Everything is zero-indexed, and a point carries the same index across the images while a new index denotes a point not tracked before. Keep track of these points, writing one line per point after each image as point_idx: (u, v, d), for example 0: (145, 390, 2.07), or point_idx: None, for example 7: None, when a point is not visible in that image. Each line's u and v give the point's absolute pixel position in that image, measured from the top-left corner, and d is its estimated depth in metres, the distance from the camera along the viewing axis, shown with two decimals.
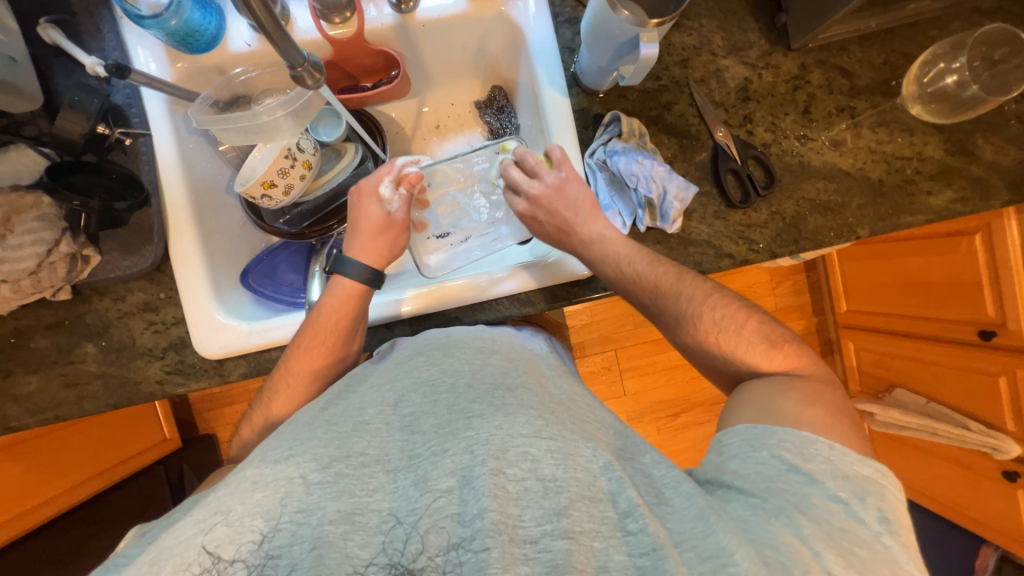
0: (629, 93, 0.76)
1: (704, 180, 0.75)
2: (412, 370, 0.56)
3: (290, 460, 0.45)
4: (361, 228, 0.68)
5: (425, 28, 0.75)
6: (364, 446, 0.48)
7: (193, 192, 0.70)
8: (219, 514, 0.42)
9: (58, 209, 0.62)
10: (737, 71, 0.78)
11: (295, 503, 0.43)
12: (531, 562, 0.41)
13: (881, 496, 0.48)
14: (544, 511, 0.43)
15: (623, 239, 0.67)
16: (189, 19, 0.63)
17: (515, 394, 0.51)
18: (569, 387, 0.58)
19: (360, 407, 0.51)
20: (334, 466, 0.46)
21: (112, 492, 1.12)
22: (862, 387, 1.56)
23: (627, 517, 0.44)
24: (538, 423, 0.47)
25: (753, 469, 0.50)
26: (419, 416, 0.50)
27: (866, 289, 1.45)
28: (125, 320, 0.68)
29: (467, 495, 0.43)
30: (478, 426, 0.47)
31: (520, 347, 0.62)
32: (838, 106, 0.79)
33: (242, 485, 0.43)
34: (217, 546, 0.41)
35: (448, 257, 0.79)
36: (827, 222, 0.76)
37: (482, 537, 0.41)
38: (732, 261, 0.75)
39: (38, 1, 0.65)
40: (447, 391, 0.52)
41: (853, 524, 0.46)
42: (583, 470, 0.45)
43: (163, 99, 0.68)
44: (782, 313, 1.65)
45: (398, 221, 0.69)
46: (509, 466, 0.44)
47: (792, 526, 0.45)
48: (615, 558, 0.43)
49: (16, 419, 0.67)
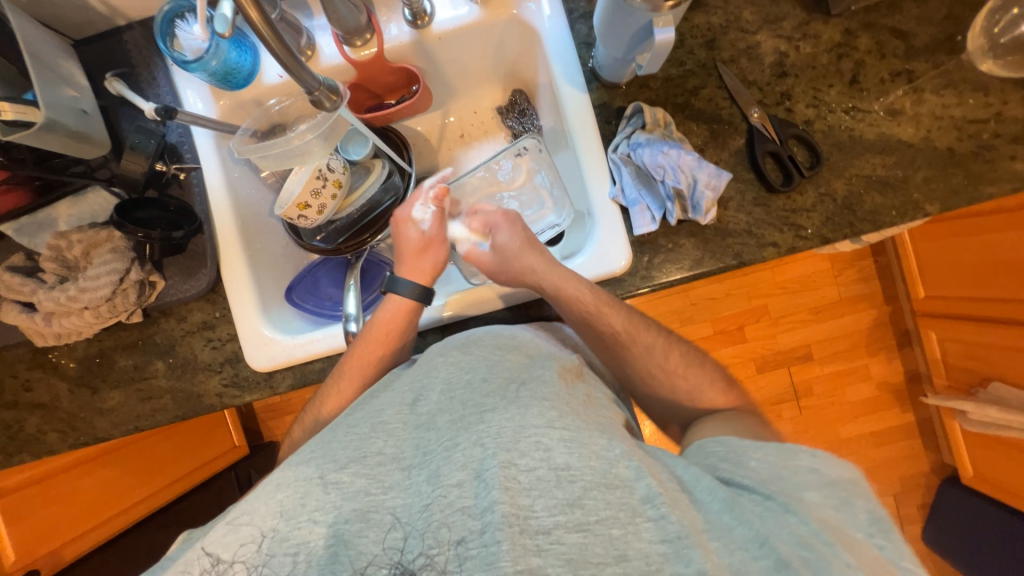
0: (652, 83, 0.73)
1: (740, 166, 0.71)
2: (432, 370, 0.56)
3: (310, 461, 0.47)
4: (404, 251, 0.72)
5: (442, 41, 0.76)
6: (381, 446, 0.49)
7: (240, 218, 0.76)
8: (246, 516, 0.44)
9: (127, 241, 0.69)
10: (771, 46, 0.73)
11: (314, 501, 0.45)
12: (544, 553, 0.41)
13: (868, 498, 0.45)
14: (556, 501, 0.43)
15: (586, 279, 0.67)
16: (227, 59, 0.69)
17: (529, 388, 0.51)
18: (584, 388, 0.56)
19: (380, 410, 0.52)
20: (351, 467, 0.47)
21: (191, 497, 1.23)
22: (949, 381, 1.38)
23: (647, 502, 0.43)
24: (551, 414, 0.48)
25: (778, 472, 0.47)
26: (436, 414, 0.51)
27: (949, 271, 1.29)
28: (188, 338, 0.75)
29: (479, 488, 0.43)
30: (490, 419, 0.47)
31: (545, 345, 0.61)
32: (892, 72, 0.71)
33: (267, 488, 0.46)
34: (241, 546, 0.43)
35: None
36: (887, 199, 0.69)
37: (493, 530, 0.41)
38: (777, 250, 0.69)
39: (109, 59, 0.73)
40: (463, 388, 0.53)
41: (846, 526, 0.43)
42: (597, 457, 0.45)
43: (212, 135, 0.75)
44: (848, 303, 1.51)
45: (434, 238, 0.72)
46: (520, 457, 0.44)
47: (802, 524, 0.42)
48: (634, 545, 0.41)
49: (104, 430, 0.75)
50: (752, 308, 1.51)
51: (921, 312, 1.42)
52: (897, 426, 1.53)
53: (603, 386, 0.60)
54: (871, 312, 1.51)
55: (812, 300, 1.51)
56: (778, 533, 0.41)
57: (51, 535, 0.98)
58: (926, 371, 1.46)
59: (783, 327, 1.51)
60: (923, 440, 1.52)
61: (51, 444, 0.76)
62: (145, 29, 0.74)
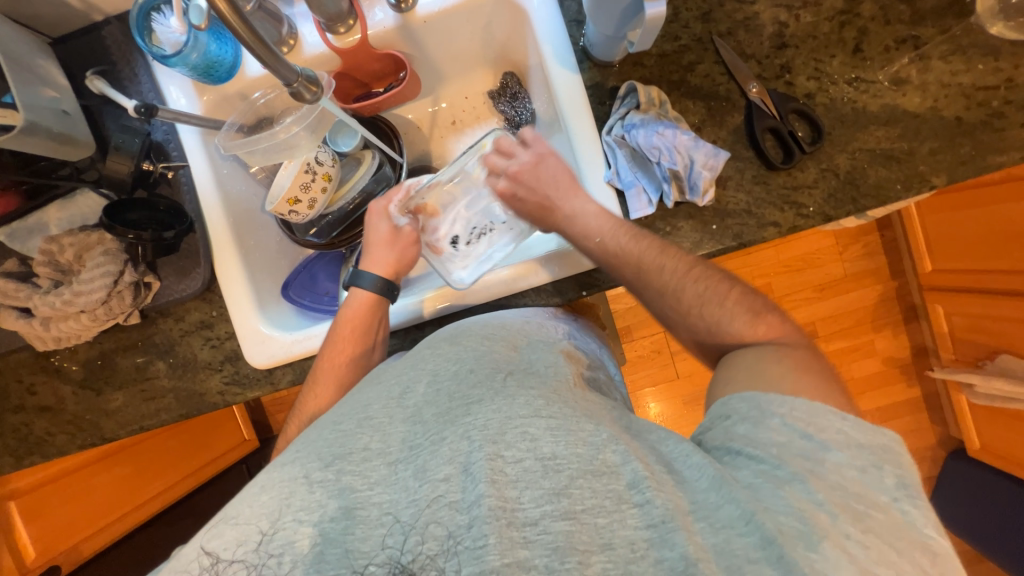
0: (646, 60, 0.70)
1: (739, 144, 0.68)
2: (420, 362, 0.56)
3: (296, 461, 0.48)
4: (374, 242, 0.72)
5: (427, 24, 0.74)
6: (367, 442, 0.49)
7: (231, 215, 0.75)
8: (229, 518, 0.44)
9: (119, 243, 0.69)
10: (771, 16, 0.70)
11: (299, 501, 0.45)
12: (532, 545, 0.41)
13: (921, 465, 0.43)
14: (543, 491, 0.43)
15: (606, 214, 0.65)
16: (207, 52, 0.67)
17: (516, 378, 0.51)
18: (573, 367, 0.57)
19: (365, 405, 0.52)
20: (336, 464, 0.47)
21: (204, 490, 1.25)
22: (956, 355, 1.37)
23: (633, 488, 0.43)
24: (537, 404, 0.47)
25: (756, 435, 0.46)
26: (423, 406, 0.51)
27: (956, 243, 1.27)
28: (187, 339, 0.75)
29: (467, 482, 0.43)
30: (477, 411, 0.47)
31: (530, 330, 0.62)
32: (898, 38, 0.68)
33: (253, 490, 0.46)
34: (218, 548, 0.43)
35: (480, 266, 0.72)
36: (892, 173, 0.66)
37: (480, 524, 0.41)
38: (778, 230, 0.68)
39: (89, 58, 0.72)
40: (449, 379, 0.53)
41: (880, 490, 0.42)
42: (584, 444, 0.45)
43: (198, 131, 0.73)
44: (854, 279, 1.48)
45: (406, 234, 0.73)
46: (506, 449, 0.44)
47: (805, 492, 0.42)
48: (620, 534, 0.41)
49: (111, 431, 0.76)
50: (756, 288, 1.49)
51: (927, 287, 1.40)
52: (904, 401, 1.52)
53: (589, 366, 0.61)
54: (877, 287, 1.49)
55: (816, 277, 1.48)
56: (774, 506, 0.41)
57: (71, 531, 1.02)
58: (932, 345, 1.45)
59: (787, 306, 1.49)
60: (928, 414, 1.52)
61: (60, 446, 0.77)
62: (122, 23, 0.72)
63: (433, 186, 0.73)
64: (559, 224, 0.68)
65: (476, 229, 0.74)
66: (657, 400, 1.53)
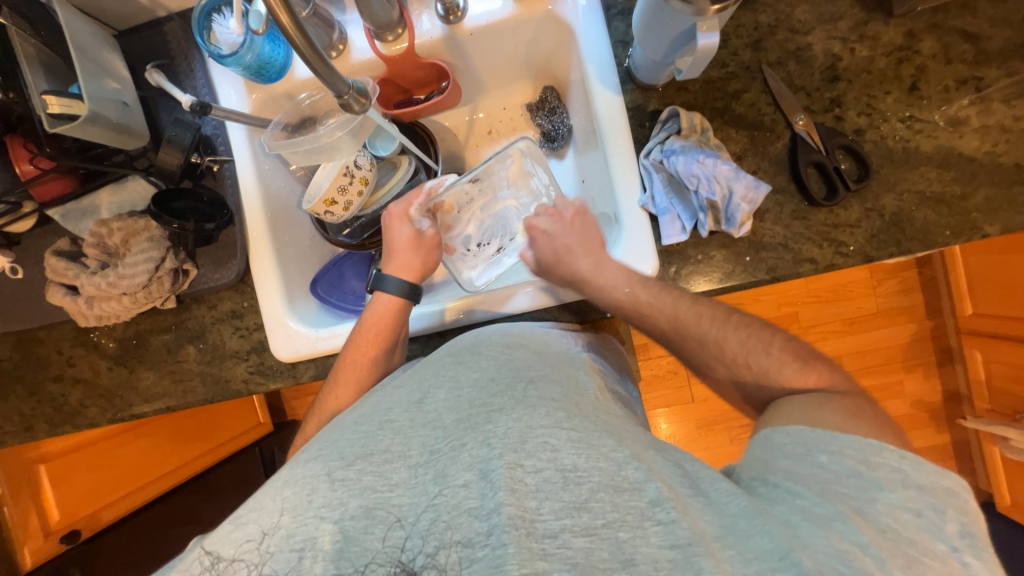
0: (691, 85, 0.69)
1: (780, 176, 0.67)
2: (440, 369, 0.57)
3: (317, 459, 0.49)
4: (397, 246, 0.73)
5: (473, 37, 0.75)
6: (388, 444, 0.49)
7: (270, 211, 0.77)
8: (253, 511, 0.46)
9: (163, 231, 0.72)
10: (824, 47, 0.68)
11: (320, 498, 0.46)
12: (550, 557, 0.40)
13: (942, 504, 0.42)
14: (563, 504, 0.43)
15: (627, 273, 0.65)
16: (261, 53, 0.69)
17: (538, 387, 0.51)
18: (595, 381, 0.56)
19: (387, 407, 0.53)
20: (357, 464, 0.48)
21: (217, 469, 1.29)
22: (992, 406, 1.31)
23: (657, 506, 0.42)
24: (558, 415, 0.47)
25: (794, 471, 0.45)
26: (443, 411, 0.51)
27: (1001, 287, 1.21)
28: (218, 326, 0.77)
29: (485, 488, 0.43)
30: (497, 420, 0.47)
31: (548, 342, 0.61)
32: (959, 78, 0.65)
33: (276, 484, 0.47)
34: (216, 548, 0.44)
35: (491, 268, 0.78)
36: (941, 217, 0.64)
37: (500, 532, 0.41)
38: (814, 267, 0.66)
39: (150, 51, 0.75)
40: (470, 388, 0.53)
41: (925, 538, 0.40)
42: (606, 460, 0.45)
43: (244, 128, 0.76)
44: (887, 317, 1.43)
45: (429, 237, 0.74)
46: (527, 458, 0.44)
47: (851, 535, 0.40)
48: (641, 550, 0.41)
49: (139, 408, 0.79)
50: (781, 316, 1.44)
51: (966, 331, 1.34)
52: (932, 448, 1.45)
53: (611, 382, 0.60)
54: (912, 327, 1.43)
55: (847, 311, 1.43)
56: (812, 543, 0.39)
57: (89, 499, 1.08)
58: (966, 392, 1.39)
59: (813, 338, 1.44)
60: (957, 464, 1.45)
61: (91, 418, 0.80)
62: (183, 21, 0.75)
63: (453, 188, 0.73)
64: (578, 273, 0.66)
65: (490, 231, 0.79)
66: (669, 422, 1.51)
